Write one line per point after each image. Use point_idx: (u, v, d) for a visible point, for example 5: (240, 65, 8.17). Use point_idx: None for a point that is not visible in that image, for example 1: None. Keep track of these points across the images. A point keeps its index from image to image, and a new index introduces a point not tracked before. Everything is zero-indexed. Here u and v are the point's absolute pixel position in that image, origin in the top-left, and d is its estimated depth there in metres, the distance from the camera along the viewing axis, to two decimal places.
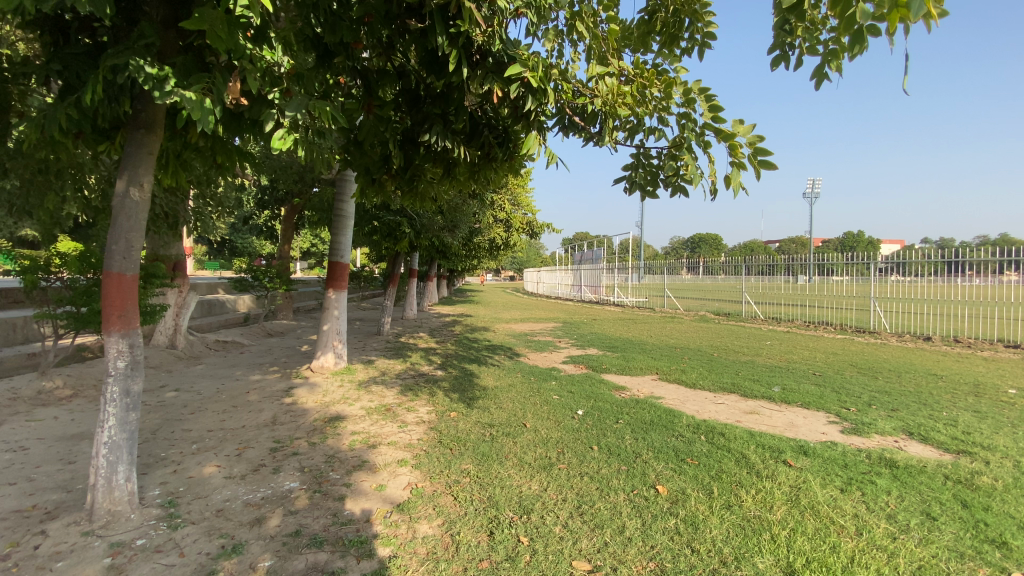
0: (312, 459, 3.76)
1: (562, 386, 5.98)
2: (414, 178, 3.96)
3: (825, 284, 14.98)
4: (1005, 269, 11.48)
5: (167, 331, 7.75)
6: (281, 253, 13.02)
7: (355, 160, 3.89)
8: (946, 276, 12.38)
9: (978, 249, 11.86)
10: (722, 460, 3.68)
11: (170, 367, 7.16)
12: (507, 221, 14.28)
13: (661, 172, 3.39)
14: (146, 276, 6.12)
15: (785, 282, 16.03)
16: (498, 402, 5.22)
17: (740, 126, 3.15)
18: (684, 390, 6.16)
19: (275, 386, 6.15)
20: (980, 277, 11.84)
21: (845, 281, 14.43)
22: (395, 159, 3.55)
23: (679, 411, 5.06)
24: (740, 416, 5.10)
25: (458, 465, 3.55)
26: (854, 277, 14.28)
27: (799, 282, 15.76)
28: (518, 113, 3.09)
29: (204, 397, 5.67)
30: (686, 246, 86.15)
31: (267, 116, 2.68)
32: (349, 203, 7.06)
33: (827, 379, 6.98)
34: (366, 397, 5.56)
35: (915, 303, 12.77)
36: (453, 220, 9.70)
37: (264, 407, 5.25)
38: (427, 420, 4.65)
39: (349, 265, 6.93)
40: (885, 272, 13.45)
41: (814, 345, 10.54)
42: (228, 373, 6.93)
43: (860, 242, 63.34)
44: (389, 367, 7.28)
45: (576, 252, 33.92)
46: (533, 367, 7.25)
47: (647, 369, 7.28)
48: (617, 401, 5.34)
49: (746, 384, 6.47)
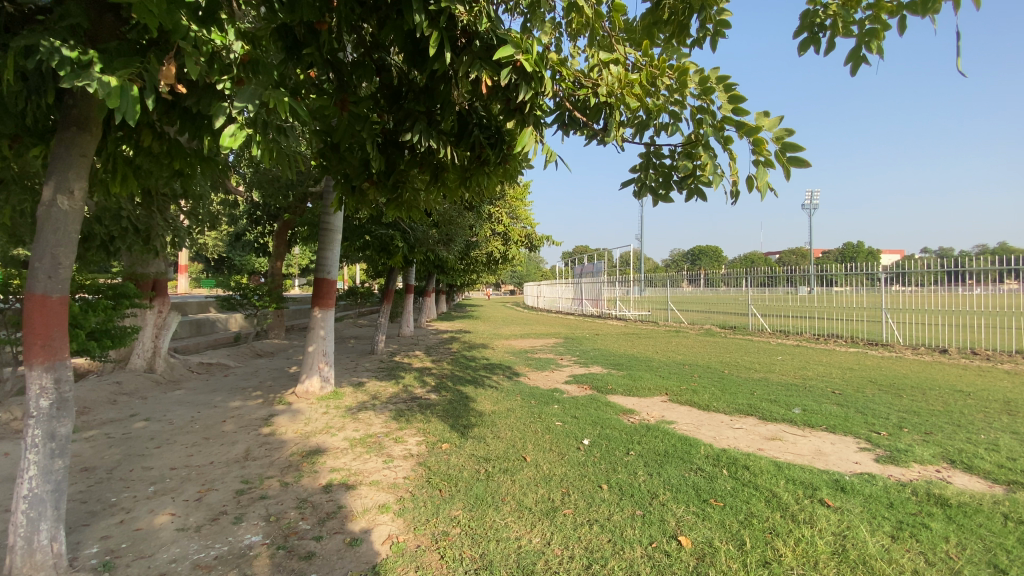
0: (280, 505, 3.29)
1: (565, 411, 5.51)
2: (398, 184, 3.57)
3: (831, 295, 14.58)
4: (1005, 278, 11.19)
5: (145, 354, 7.31)
6: (273, 270, 12.61)
7: (334, 166, 3.49)
8: (947, 285, 12.10)
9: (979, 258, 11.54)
10: (750, 501, 3.21)
11: (145, 393, 6.68)
12: (506, 234, 13.88)
13: (675, 172, 2.98)
14: (116, 295, 5.68)
15: (789, 293, 15.59)
16: (494, 430, 4.74)
17: (766, 120, 2.75)
18: (698, 413, 5.67)
19: (255, 414, 5.68)
20: (980, 286, 11.56)
21: (853, 292, 13.99)
22: (375, 162, 3.15)
23: (695, 439, 4.57)
24: (762, 443, 4.61)
25: (447, 511, 3.09)
26: (861, 287, 13.85)
27: (802, 293, 15.38)
28: (512, 107, 2.70)
29: (176, 427, 5.21)
30: (687, 258, 85.77)
31: (216, 110, 2.29)
32: (336, 216, 6.69)
33: (850, 399, 6.48)
34: (351, 426, 5.08)
35: (926, 314, 12.33)
36: (449, 234, 9.31)
37: (238, 439, 4.78)
38: (416, 454, 4.17)
39: (336, 282, 6.53)
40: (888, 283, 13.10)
41: (828, 359, 10.04)
42: (207, 399, 6.46)
43: (862, 252, 62.97)
44: (379, 390, 6.79)
45: (577, 266, 33.49)
46: (533, 389, 6.76)
47: (656, 389, 6.80)
48: (627, 428, 4.86)
49: (764, 406, 5.98)
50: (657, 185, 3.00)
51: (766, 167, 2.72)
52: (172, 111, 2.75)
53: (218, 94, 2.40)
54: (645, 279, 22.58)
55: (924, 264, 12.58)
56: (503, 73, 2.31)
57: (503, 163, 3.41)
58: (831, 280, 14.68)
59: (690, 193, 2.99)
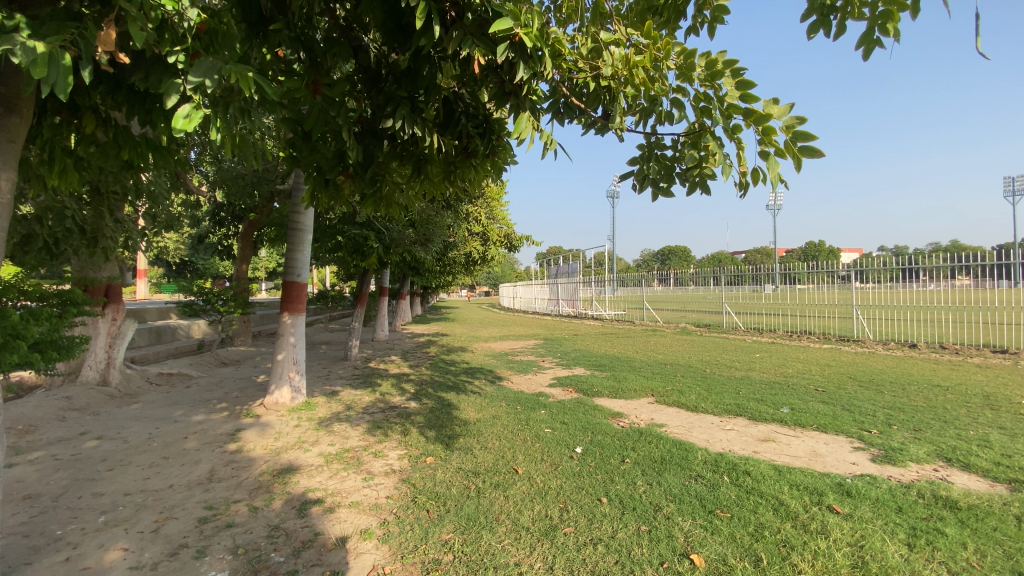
0: (249, 534, 2.95)
1: (552, 416, 5.28)
2: (377, 179, 3.30)
3: (799, 292, 14.90)
4: (958, 274, 11.68)
5: (99, 365, 6.76)
6: (238, 273, 12.02)
7: (305, 157, 3.20)
8: (902, 282, 12.53)
9: (931, 256, 12.03)
10: (757, 510, 3.05)
11: (98, 408, 6.15)
12: (482, 234, 13.61)
13: (677, 164, 2.78)
14: (63, 301, 5.14)
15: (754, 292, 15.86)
16: (481, 440, 4.47)
17: (774, 107, 2.59)
18: (688, 415, 5.53)
19: (220, 429, 5.26)
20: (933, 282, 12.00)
21: (822, 289, 14.28)
22: (352, 153, 2.87)
23: (690, 443, 4.41)
24: (757, 445, 4.49)
25: (437, 536, 2.82)
26: (830, 285, 14.15)
27: (767, 291, 15.69)
28: (505, 89, 2.47)
29: (131, 446, 4.75)
30: (658, 257, 87.09)
31: (168, 87, 1.98)
32: (306, 215, 6.32)
33: (834, 396, 6.47)
34: (326, 440, 4.74)
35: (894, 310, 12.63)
36: (425, 234, 8.99)
37: (201, 458, 4.37)
38: (399, 470, 3.88)
39: (307, 285, 6.18)
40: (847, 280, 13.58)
41: (805, 356, 10.11)
42: (166, 413, 5.97)
43: (824, 249, 65.15)
44: (355, 400, 6.43)
45: (552, 267, 33.45)
46: (518, 394, 6.52)
47: (642, 391, 6.64)
48: (618, 433, 4.66)
49: (752, 405, 5.90)
50: (661, 177, 2.79)
51: (777, 158, 2.57)
52: (119, 90, 2.43)
53: (170, 69, 2.09)
54: (618, 279, 22.60)
55: (882, 262, 13.00)
56: (500, 49, 2.08)
57: (491, 155, 3.20)
58: (792, 278, 14.99)
59: (694, 186, 2.79)
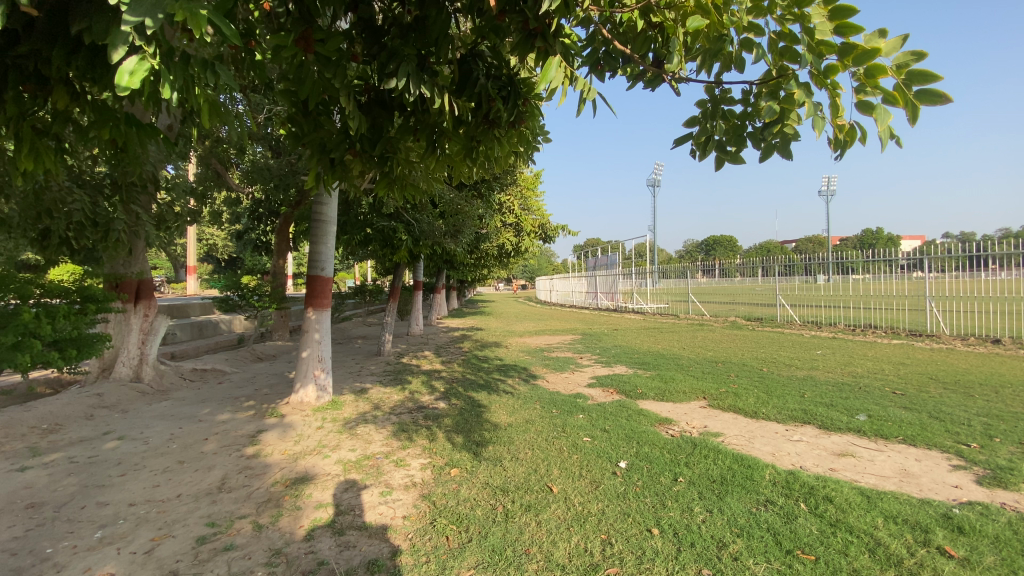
0: (248, 559, 2.63)
1: (592, 423, 4.75)
2: (388, 157, 2.91)
3: (855, 282, 13.90)
4: None
5: (131, 362, 6.72)
6: (275, 268, 12.03)
7: (308, 134, 2.83)
8: (971, 271, 11.33)
9: (1002, 242, 10.83)
10: (847, 551, 2.48)
11: (128, 406, 6.08)
12: (516, 225, 13.12)
13: (750, 122, 2.22)
14: (83, 297, 5.04)
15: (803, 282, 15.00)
16: (512, 449, 4.02)
17: (883, 41, 1.97)
18: (746, 422, 4.90)
19: (242, 430, 5.03)
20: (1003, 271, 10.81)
21: (884, 279, 13.07)
22: (353, 123, 2.47)
23: (753, 458, 3.81)
24: (833, 462, 3.86)
25: (455, 572, 2.39)
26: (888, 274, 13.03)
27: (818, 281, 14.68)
28: (531, 30, 1.99)
29: (151, 447, 4.59)
30: (701, 248, 83.91)
31: (111, 36, 1.63)
32: (330, 207, 6.00)
33: (917, 401, 5.64)
34: (347, 445, 4.41)
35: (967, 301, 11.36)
36: (456, 225, 8.60)
37: (216, 463, 4.12)
38: (420, 484, 3.48)
39: (331, 280, 5.89)
40: (907, 269, 12.46)
41: (874, 353, 9.11)
42: (192, 412, 5.84)
43: (882, 238, 61.21)
44: (383, 398, 6.10)
45: (590, 259, 32.59)
46: (554, 395, 6.03)
47: (692, 394, 6.01)
48: (668, 445, 4.10)
49: (821, 411, 5.18)
50: (728, 139, 2.24)
51: (886, 108, 1.96)
52: (79, 54, 2.13)
53: (116, 16, 1.72)
54: (659, 271, 21.56)
55: (946, 250, 11.83)
56: None
57: (517, 123, 2.75)
58: (846, 268, 13.90)
59: (771, 151, 2.23)
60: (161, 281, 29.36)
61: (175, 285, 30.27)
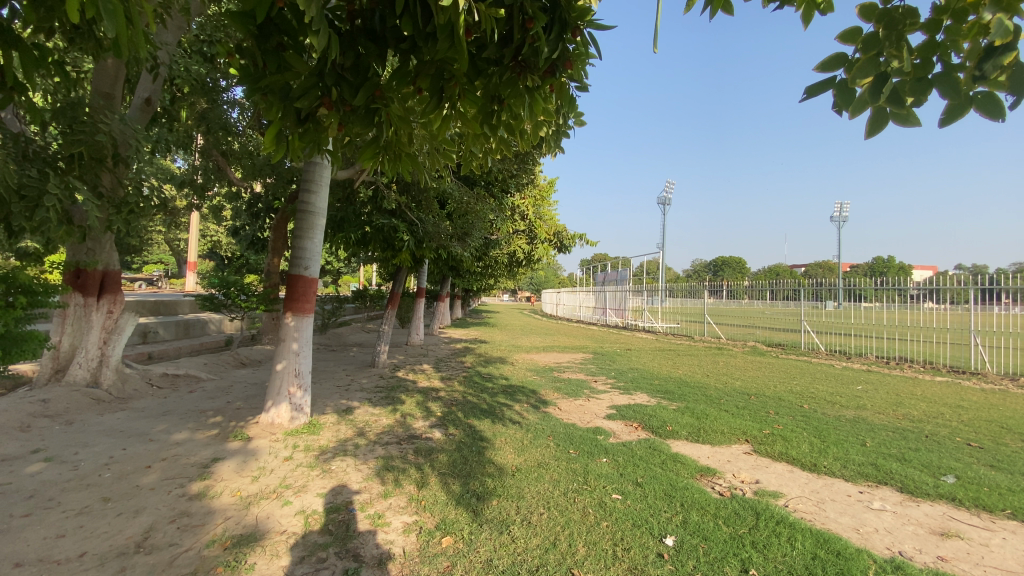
0: None
1: (620, 471, 3.85)
2: (377, 111, 2.10)
3: (865, 310, 13.02)
4: None
5: (90, 364, 5.90)
6: (269, 266, 11.24)
7: (267, 75, 2.02)
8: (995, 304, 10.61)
9: (1019, 275, 10.31)
10: None
11: (75, 416, 5.24)
12: (529, 232, 12.28)
13: (941, 61, 1.44)
14: (15, 291, 4.22)
15: (812, 308, 14.36)
16: (522, 508, 3.14)
17: None
18: (808, 479, 3.99)
19: (195, 457, 4.16)
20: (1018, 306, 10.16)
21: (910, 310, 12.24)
22: (325, 42, 1.67)
23: (839, 538, 2.92)
24: (939, 547, 2.97)
25: None
26: (900, 302, 12.32)
27: (829, 307, 14.02)
28: None
29: (79, 475, 3.75)
30: (712, 267, 82.33)
31: None
32: (321, 196, 5.18)
33: (1003, 458, 4.70)
34: (318, 486, 3.54)
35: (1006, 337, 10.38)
36: (464, 228, 7.78)
37: (148, 505, 3.25)
38: (400, 558, 2.60)
39: (316, 281, 5.09)
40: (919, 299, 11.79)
41: (923, 393, 8.11)
42: (147, 427, 5.00)
43: (894, 265, 59.96)
44: (369, 423, 5.23)
45: (598, 274, 31.74)
46: (569, 428, 5.14)
47: (733, 436, 5.08)
48: (722, 511, 3.20)
49: (896, 468, 4.26)
50: (907, 84, 1.45)
51: None
52: None
53: None
54: (668, 290, 20.64)
55: (960, 281, 11.30)
56: None
57: (558, 68, 1.99)
58: (858, 295, 13.26)
59: (968, 107, 1.45)
60: (159, 279, 28.85)
61: (177, 282, 29.68)
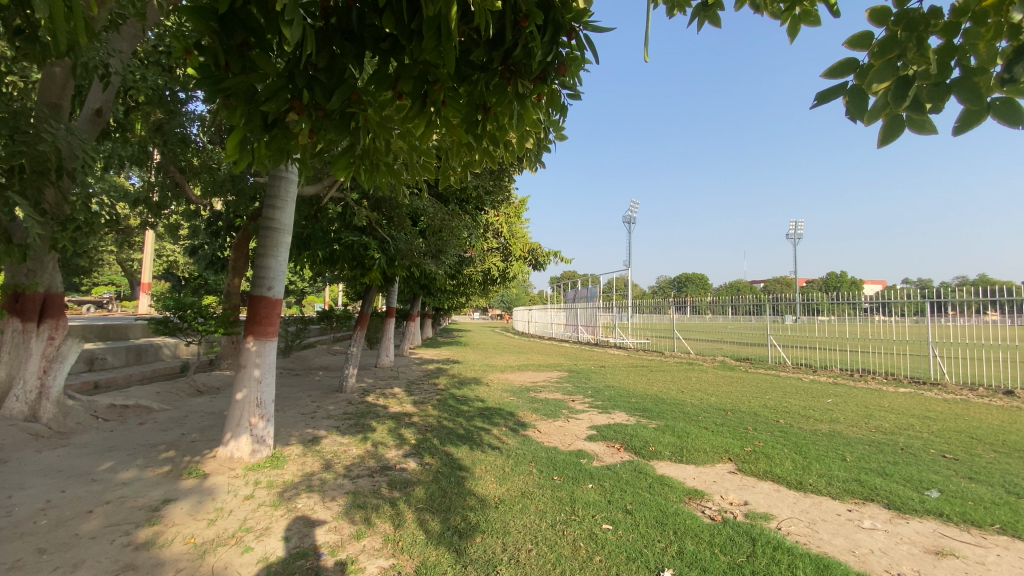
0: None
1: (607, 498, 3.68)
2: (352, 115, 1.92)
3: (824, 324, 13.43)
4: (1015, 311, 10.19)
5: (28, 396, 5.36)
6: (229, 288, 10.71)
7: (229, 75, 1.81)
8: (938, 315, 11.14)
9: (961, 288, 10.88)
10: None
11: (8, 454, 4.70)
12: (502, 250, 12.15)
13: (960, 62, 1.38)
14: None
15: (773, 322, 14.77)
16: (508, 545, 2.93)
17: None
18: (797, 499, 3.91)
19: (145, 498, 3.76)
20: (962, 317, 10.67)
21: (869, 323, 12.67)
22: (298, 35, 1.50)
23: (838, 563, 2.82)
24: (936, 567, 2.91)
25: None
26: (853, 316, 12.82)
27: (788, 321, 14.45)
28: None
29: (8, 523, 3.31)
30: (677, 284, 84.08)
31: None
32: (286, 212, 4.92)
33: (979, 470, 4.75)
34: (283, 528, 3.22)
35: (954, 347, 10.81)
36: (438, 245, 7.59)
37: (88, 556, 2.87)
38: None
39: (280, 302, 4.78)
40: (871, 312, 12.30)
41: (889, 404, 8.29)
42: (90, 466, 4.52)
43: (847, 280, 62.69)
44: (338, 453, 4.90)
45: (568, 292, 31.85)
46: (551, 452, 4.94)
47: (716, 454, 4.98)
48: (717, 538, 3.06)
49: (881, 483, 4.23)
50: (923, 88, 1.39)
51: None
52: None
53: None
54: (637, 306, 20.85)
55: (908, 295, 11.84)
56: None
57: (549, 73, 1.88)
58: (815, 309, 13.73)
59: (985, 114, 1.38)
60: (106, 301, 27.22)
61: (128, 305, 28.15)
